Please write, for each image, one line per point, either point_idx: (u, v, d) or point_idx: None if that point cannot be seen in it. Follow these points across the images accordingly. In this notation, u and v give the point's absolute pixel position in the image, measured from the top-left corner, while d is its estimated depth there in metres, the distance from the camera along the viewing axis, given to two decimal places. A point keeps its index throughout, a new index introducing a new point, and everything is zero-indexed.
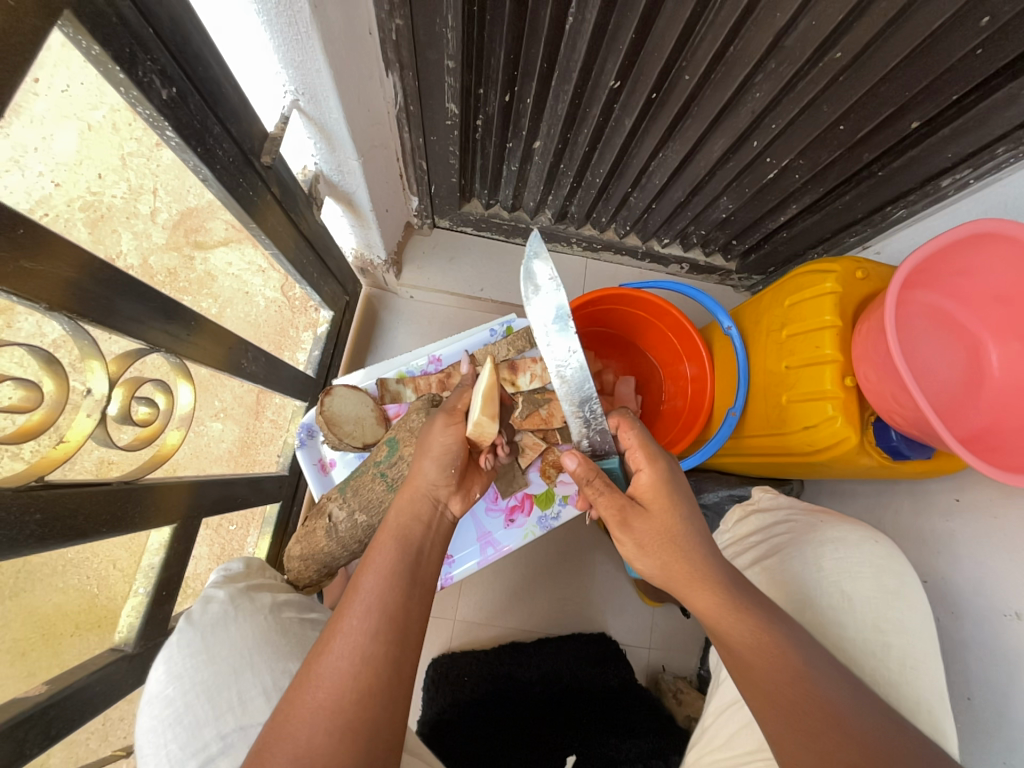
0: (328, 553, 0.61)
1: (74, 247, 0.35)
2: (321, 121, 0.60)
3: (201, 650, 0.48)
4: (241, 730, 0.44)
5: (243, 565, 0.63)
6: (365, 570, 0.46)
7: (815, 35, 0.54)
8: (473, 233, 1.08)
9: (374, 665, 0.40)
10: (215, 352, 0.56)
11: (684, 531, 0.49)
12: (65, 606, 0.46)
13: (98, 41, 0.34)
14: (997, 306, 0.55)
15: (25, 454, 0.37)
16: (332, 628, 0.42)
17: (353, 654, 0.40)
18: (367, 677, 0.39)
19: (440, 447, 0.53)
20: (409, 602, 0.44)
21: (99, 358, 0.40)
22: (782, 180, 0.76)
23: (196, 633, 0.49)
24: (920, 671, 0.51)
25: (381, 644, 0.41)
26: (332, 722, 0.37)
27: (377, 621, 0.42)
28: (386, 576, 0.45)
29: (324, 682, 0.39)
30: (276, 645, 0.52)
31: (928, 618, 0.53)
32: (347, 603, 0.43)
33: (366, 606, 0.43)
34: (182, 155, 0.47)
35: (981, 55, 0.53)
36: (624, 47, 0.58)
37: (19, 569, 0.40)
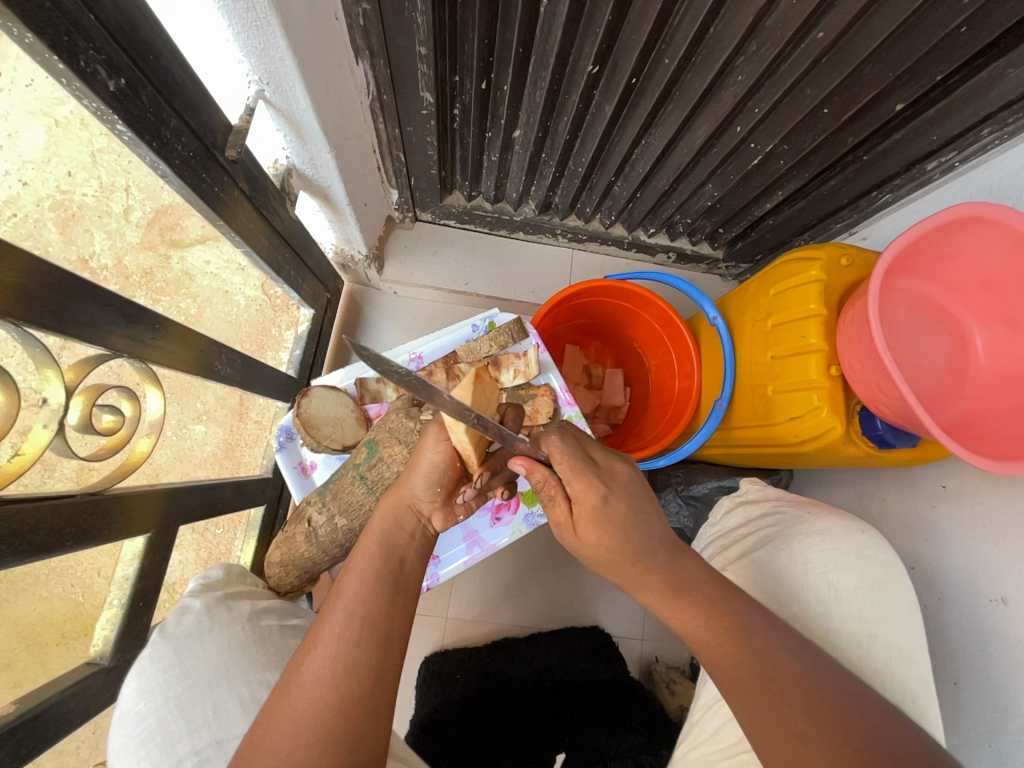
0: (308, 557, 0.60)
1: (15, 252, 0.33)
2: (289, 113, 0.58)
3: (174, 665, 0.48)
4: (216, 746, 0.44)
5: (222, 573, 0.63)
6: (348, 576, 0.45)
7: (797, 14, 0.52)
8: (457, 225, 1.06)
9: (356, 673, 0.39)
10: (185, 355, 0.54)
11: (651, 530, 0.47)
12: (49, 615, 0.44)
13: (32, 28, 0.32)
14: (982, 291, 0.54)
15: None
16: (313, 637, 0.41)
17: (336, 663, 0.39)
18: (348, 685, 0.38)
19: (429, 464, 0.49)
20: (391, 608, 0.43)
21: (54, 368, 0.38)
22: (767, 166, 0.75)
23: (169, 647, 0.49)
24: (905, 663, 0.51)
25: (364, 653, 0.40)
26: (314, 734, 0.36)
27: (361, 628, 0.41)
28: (365, 583, 0.44)
29: (306, 692, 0.38)
30: (255, 655, 0.52)
31: (911, 606, 0.54)
32: (328, 611, 0.43)
33: (346, 612, 0.42)
34: (137, 150, 0.45)
35: (965, 33, 0.51)
36: (601, 30, 0.56)
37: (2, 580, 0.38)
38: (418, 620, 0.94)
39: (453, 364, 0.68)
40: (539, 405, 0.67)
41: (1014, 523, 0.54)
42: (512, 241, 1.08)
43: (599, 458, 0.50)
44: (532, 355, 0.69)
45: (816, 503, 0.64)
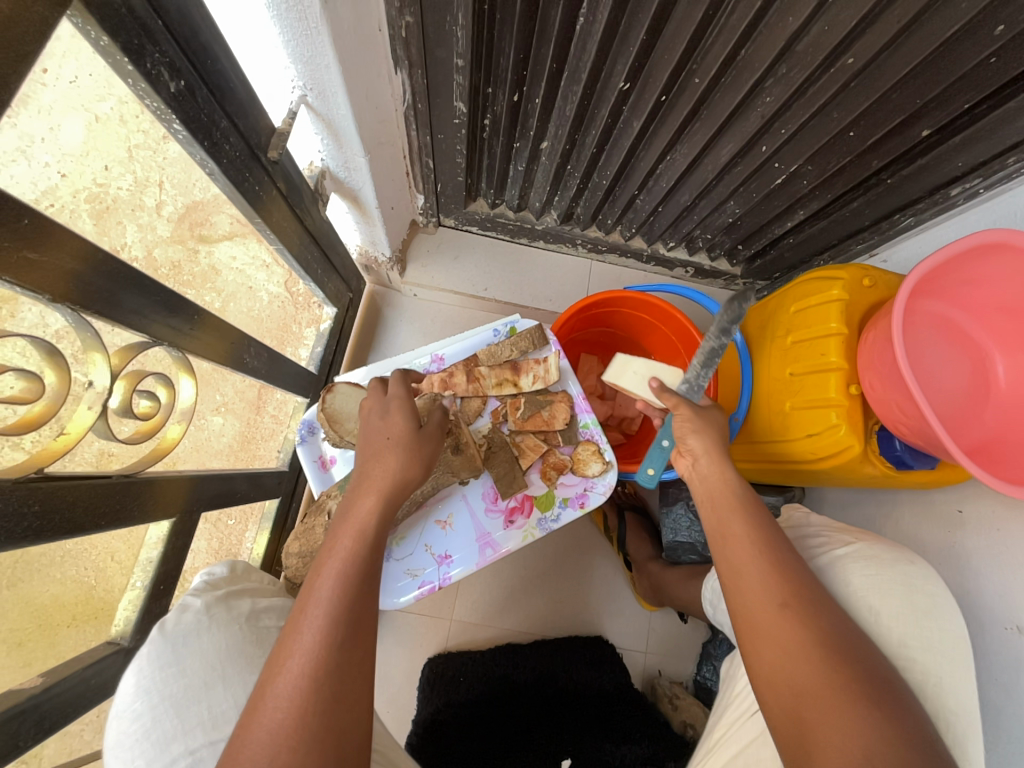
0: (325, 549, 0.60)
1: (75, 237, 0.35)
2: (328, 118, 0.60)
3: (171, 664, 0.46)
4: (209, 747, 0.43)
5: (228, 567, 0.61)
6: (319, 572, 0.47)
7: (828, 40, 0.53)
8: (478, 232, 1.08)
9: (336, 675, 0.41)
10: (217, 347, 0.56)
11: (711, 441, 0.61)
12: (60, 598, 0.45)
13: (107, 31, 0.34)
14: (1003, 317, 0.55)
15: (26, 445, 0.36)
16: (282, 648, 0.42)
17: (312, 672, 0.41)
18: (329, 689, 0.41)
19: (397, 430, 0.54)
20: (364, 604, 0.46)
21: (101, 351, 0.40)
22: (790, 186, 0.76)
23: (169, 644, 0.47)
24: (938, 688, 0.50)
25: (342, 652, 0.42)
26: (297, 739, 0.38)
27: (330, 633, 0.43)
28: (343, 560, 0.47)
29: (284, 703, 0.39)
30: (252, 656, 0.51)
31: (959, 640, 0.52)
32: (293, 620, 0.44)
33: (320, 610, 0.44)
34: (189, 149, 0.47)
35: (995, 63, 0.52)
36: (635, 47, 0.58)
37: (19, 559, 0.39)
38: (423, 621, 0.94)
39: (474, 367, 0.69)
40: (556, 411, 0.69)
41: None
42: (533, 249, 1.10)
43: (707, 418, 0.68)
44: (552, 361, 0.70)
45: (863, 533, 0.61)
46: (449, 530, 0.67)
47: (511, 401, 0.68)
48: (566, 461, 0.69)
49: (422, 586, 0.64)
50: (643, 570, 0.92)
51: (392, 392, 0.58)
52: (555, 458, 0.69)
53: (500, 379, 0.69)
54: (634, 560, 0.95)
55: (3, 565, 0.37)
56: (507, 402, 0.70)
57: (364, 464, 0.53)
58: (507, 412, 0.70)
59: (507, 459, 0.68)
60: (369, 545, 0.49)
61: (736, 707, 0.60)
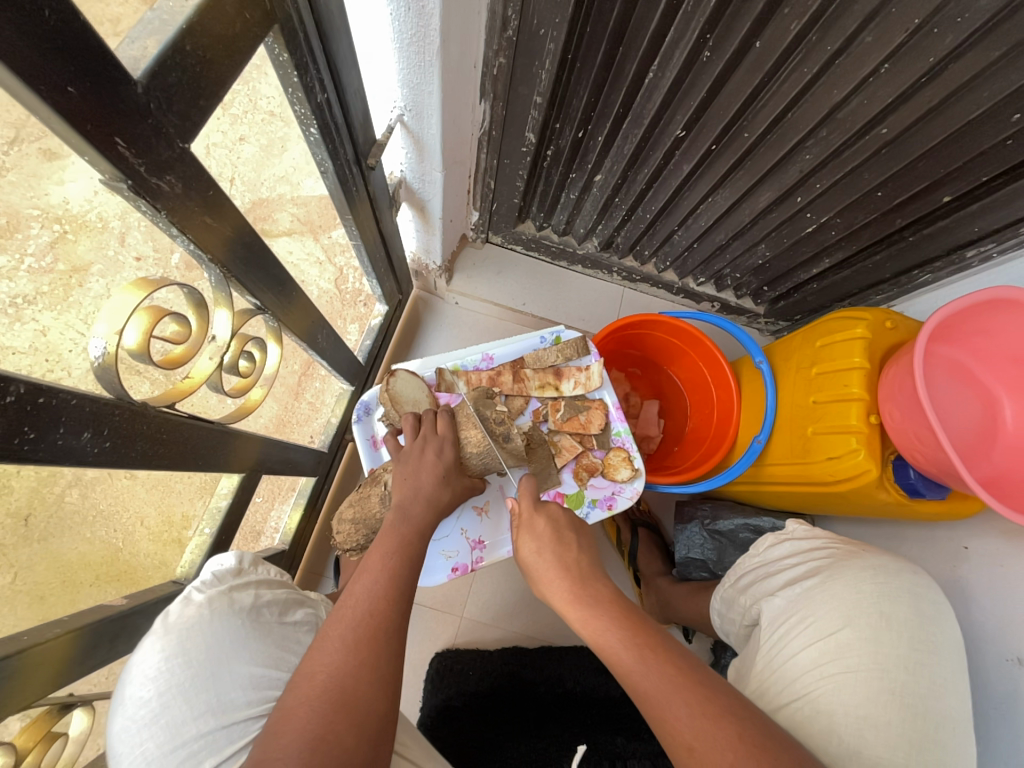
0: (377, 519, 0.64)
1: (236, 211, 0.41)
2: (418, 135, 0.68)
3: (177, 655, 0.47)
4: (222, 730, 0.46)
5: (235, 561, 0.58)
6: (375, 549, 0.53)
7: (866, 111, 0.60)
8: (522, 251, 1.16)
9: (395, 632, 0.47)
10: (301, 323, 0.62)
11: (553, 555, 0.56)
12: (88, 555, 0.42)
13: (289, 51, 0.42)
14: (1012, 366, 0.60)
15: (144, 388, 0.40)
16: (346, 601, 0.48)
17: (378, 622, 0.47)
18: (390, 637, 0.46)
19: (443, 433, 0.63)
20: (413, 577, 0.52)
21: (228, 306, 0.45)
22: (819, 235, 0.84)
23: (171, 638, 0.48)
24: (948, 693, 0.51)
25: (396, 610, 0.48)
26: (371, 672, 0.44)
27: (394, 596, 0.49)
28: (399, 537, 0.54)
29: (355, 645, 0.44)
30: (255, 647, 0.51)
31: (957, 645, 0.55)
32: (357, 582, 0.50)
33: (385, 576, 0.50)
34: (314, 151, 0.54)
35: (1011, 145, 0.60)
36: (694, 102, 0.66)
37: (52, 512, 0.36)
38: (434, 615, 0.96)
39: (520, 369, 0.75)
40: (592, 416, 0.74)
41: None
42: (570, 272, 1.18)
43: (546, 526, 0.58)
44: (594, 369, 0.76)
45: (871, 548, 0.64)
46: (484, 516, 0.71)
47: (552, 403, 0.74)
48: (598, 464, 0.74)
49: (455, 567, 0.69)
50: (653, 584, 0.97)
51: (443, 431, 0.64)
52: (588, 460, 0.74)
53: (543, 382, 0.75)
54: (644, 574, 0.99)
55: (37, 516, 0.35)
56: (548, 404, 0.75)
57: (419, 490, 0.58)
58: (547, 413, 0.75)
59: (546, 456, 0.72)
60: (417, 528, 0.56)
61: None
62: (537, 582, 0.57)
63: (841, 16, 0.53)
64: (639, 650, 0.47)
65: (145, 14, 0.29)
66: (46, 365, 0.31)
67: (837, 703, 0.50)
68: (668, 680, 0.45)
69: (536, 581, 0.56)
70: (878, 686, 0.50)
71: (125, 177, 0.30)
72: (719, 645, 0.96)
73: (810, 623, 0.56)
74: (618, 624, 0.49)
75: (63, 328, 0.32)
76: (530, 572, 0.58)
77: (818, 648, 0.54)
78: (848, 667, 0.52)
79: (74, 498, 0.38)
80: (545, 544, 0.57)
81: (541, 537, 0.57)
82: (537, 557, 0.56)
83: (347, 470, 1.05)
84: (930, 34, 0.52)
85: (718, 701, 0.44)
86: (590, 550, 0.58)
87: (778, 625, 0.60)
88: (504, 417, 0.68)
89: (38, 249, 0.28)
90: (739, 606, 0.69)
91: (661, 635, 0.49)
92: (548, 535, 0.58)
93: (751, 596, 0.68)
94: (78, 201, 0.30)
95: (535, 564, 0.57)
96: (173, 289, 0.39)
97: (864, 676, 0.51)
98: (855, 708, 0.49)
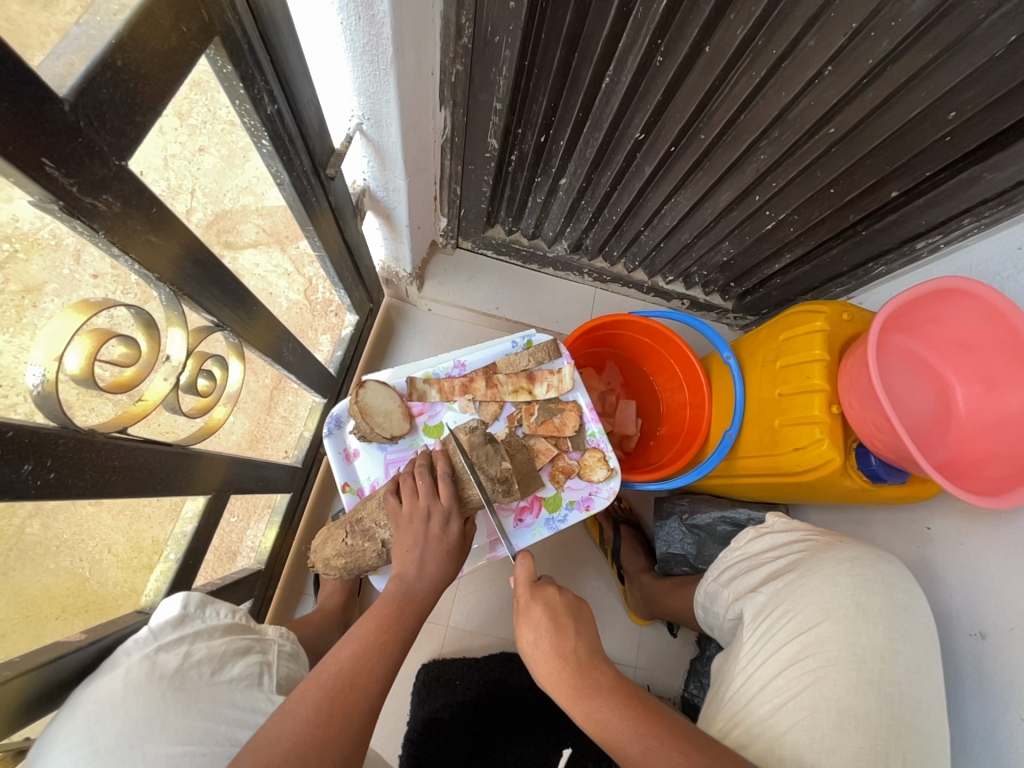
0: (371, 564, 0.64)
1: (185, 227, 0.40)
2: (379, 143, 0.68)
3: (82, 745, 0.40)
4: None
5: (179, 608, 0.52)
6: (365, 617, 0.53)
7: (814, 112, 0.62)
8: (493, 255, 1.16)
9: (371, 707, 0.47)
10: (263, 338, 0.60)
11: (551, 646, 0.54)
12: (54, 588, 0.40)
13: (232, 63, 0.41)
14: (963, 353, 0.63)
15: (94, 416, 0.39)
16: (325, 665, 0.47)
17: (355, 690, 0.46)
18: (363, 711, 0.46)
19: (448, 500, 0.61)
20: (398, 651, 0.52)
21: (182, 325, 0.44)
22: (779, 232, 0.86)
23: (79, 724, 0.42)
24: (921, 676, 0.53)
25: (374, 680, 0.48)
26: (338, 748, 0.43)
27: (377, 673, 0.48)
28: (388, 607, 0.54)
29: (325, 714, 0.44)
30: (178, 716, 0.45)
31: (930, 632, 0.56)
32: (343, 648, 0.49)
33: (369, 646, 0.50)
34: (268, 162, 0.53)
35: (950, 141, 0.62)
36: (651, 106, 0.67)
37: (12, 546, 0.35)
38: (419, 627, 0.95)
39: (493, 375, 0.75)
40: (566, 418, 0.75)
41: (992, 562, 0.60)
42: (542, 275, 1.19)
43: (541, 614, 0.56)
44: (566, 372, 0.76)
45: (841, 535, 0.66)
46: None
47: (526, 407, 0.74)
48: (574, 466, 0.75)
49: None
50: (636, 581, 0.97)
51: (446, 499, 0.61)
52: (564, 463, 0.75)
53: (516, 386, 0.75)
54: (627, 572, 1.00)
55: None
56: (522, 408, 0.75)
57: (423, 566, 0.58)
58: (522, 417, 0.75)
59: (525, 462, 0.71)
60: (409, 595, 0.56)
61: (713, 710, 0.60)
62: (539, 677, 0.55)
63: (783, 21, 0.54)
64: (643, 737, 0.47)
65: (69, 28, 0.28)
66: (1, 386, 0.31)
67: (819, 698, 0.51)
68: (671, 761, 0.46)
69: (536, 671, 0.55)
70: (856, 677, 0.52)
71: (55, 197, 0.29)
72: (703, 638, 0.98)
73: (791, 618, 0.58)
74: (621, 715, 0.49)
75: (16, 350, 0.31)
76: (529, 661, 0.56)
77: (798, 643, 0.55)
78: (826, 660, 0.53)
79: (35, 530, 0.36)
80: (543, 636, 0.55)
81: (539, 624, 0.56)
82: (535, 649, 0.55)
83: (324, 484, 1.03)
84: (867, 38, 0.54)
85: (697, 757, 0.46)
86: (589, 633, 0.56)
87: (761, 620, 0.61)
88: (497, 457, 0.66)
89: None
90: (722, 601, 0.70)
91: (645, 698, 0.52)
92: (543, 626, 0.55)
93: (734, 591, 0.69)
94: (29, 219, 0.30)
95: (534, 656, 0.55)
96: (123, 310, 0.38)
97: (843, 668, 0.52)
98: (835, 698, 0.51)
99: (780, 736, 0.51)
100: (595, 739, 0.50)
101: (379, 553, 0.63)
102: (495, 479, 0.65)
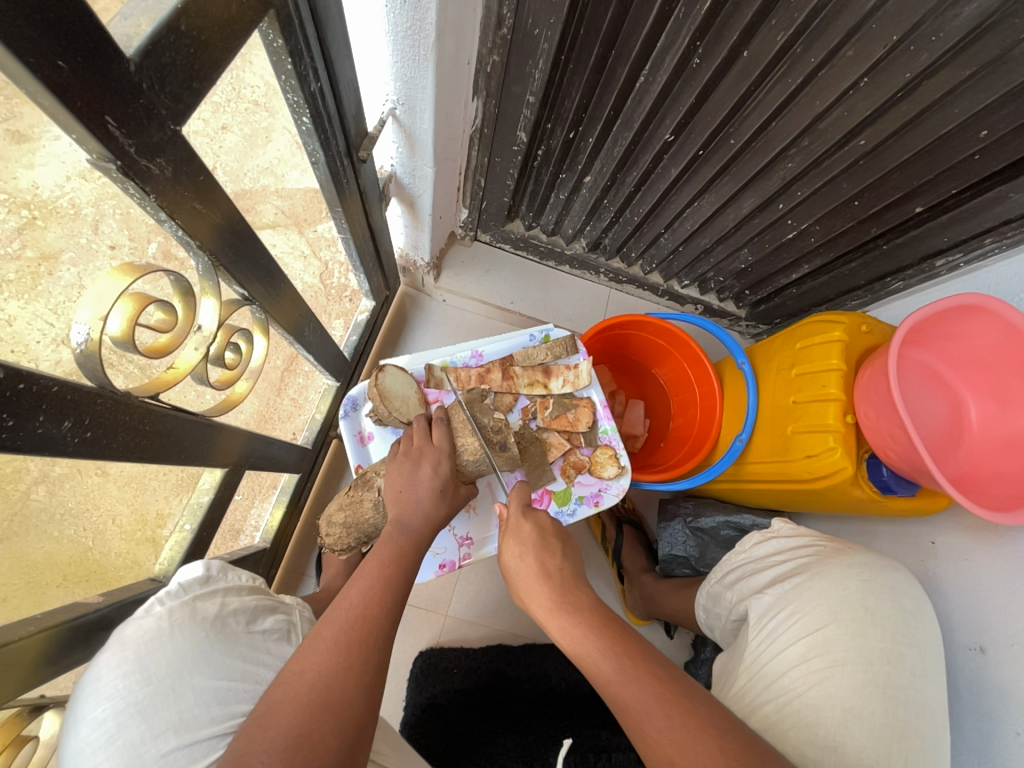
0: (371, 524, 0.63)
1: (226, 198, 0.41)
2: (410, 129, 0.68)
3: (134, 671, 0.41)
4: (183, 750, 0.40)
5: (202, 572, 0.52)
6: (370, 558, 0.52)
7: (846, 122, 0.63)
8: (510, 250, 1.17)
9: (384, 639, 0.46)
10: (287, 315, 0.61)
11: (537, 561, 0.57)
12: (54, 555, 0.40)
13: (283, 36, 0.41)
14: (978, 370, 0.63)
15: (124, 375, 0.39)
16: (337, 604, 0.47)
17: (369, 621, 0.46)
18: (380, 644, 0.45)
19: (440, 442, 0.62)
20: (405, 589, 0.51)
21: (214, 294, 0.44)
22: (799, 242, 0.86)
23: (129, 653, 0.42)
24: (926, 681, 0.54)
25: (387, 615, 0.47)
26: (359, 671, 0.43)
27: (389, 606, 0.48)
28: (396, 549, 0.53)
29: (344, 645, 0.43)
30: (215, 659, 0.45)
31: (936, 641, 0.57)
32: (353, 586, 0.49)
33: (380, 584, 0.49)
34: (306, 141, 0.54)
35: (979, 159, 0.63)
36: (683, 108, 0.68)
37: (16, 509, 0.34)
38: (418, 614, 0.96)
39: (509, 366, 0.75)
40: (580, 414, 0.75)
41: (996, 578, 0.61)
42: (559, 272, 1.20)
43: (528, 533, 0.59)
44: (582, 368, 0.76)
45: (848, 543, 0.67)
46: (471, 512, 0.72)
47: (541, 401, 0.75)
48: (585, 462, 0.75)
49: (443, 564, 0.70)
50: (636, 581, 0.98)
51: (438, 443, 0.62)
52: (575, 457, 0.75)
53: (532, 380, 0.75)
54: (628, 571, 1.01)
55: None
56: (537, 402, 0.76)
57: (417, 503, 0.57)
58: (536, 411, 0.76)
59: (537, 454, 0.73)
60: (410, 536, 0.55)
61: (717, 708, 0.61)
62: (517, 587, 0.58)
63: (824, 29, 0.54)
64: (619, 660, 0.47)
65: None
66: (13, 354, 0.30)
67: (826, 697, 0.52)
68: (653, 684, 0.45)
69: (515, 578, 0.58)
70: (863, 679, 0.52)
71: (113, 157, 0.30)
72: (700, 639, 0.99)
73: (799, 618, 0.58)
74: (597, 634, 0.50)
75: (30, 317, 0.30)
76: (512, 572, 0.58)
77: (806, 643, 0.56)
78: (835, 660, 0.53)
79: (41, 496, 0.36)
80: (526, 555, 0.57)
81: (526, 541, 0.58)
82: (523, 554, 0.58)
83: (330, 467, 1.04)
84: (906, 51, 0.54)
85: (669, 681, 0.46)
86: (573, 561, 0.58)
87: (765, 621, 0.62)
88: (501, 426, 0.67)
89: (5, 234, 0.27)
90: (726, 602, 0.71)
91: (645, 648, 0.50)
92: (533, 542, 0.58)
93: (739, 592, 0.69)
94: (50, 186, 0.29)
95: (517, 571, 0.58)
96: (160, 274, 0.38)
97: (851, 669, 0.53)
98: (841, 701, 0.51)
99: (784, 734, 0.52)
100: (567, 654, 0.51)
101: (377, 512, 0.63)
102: (492, 433, 0.66)
